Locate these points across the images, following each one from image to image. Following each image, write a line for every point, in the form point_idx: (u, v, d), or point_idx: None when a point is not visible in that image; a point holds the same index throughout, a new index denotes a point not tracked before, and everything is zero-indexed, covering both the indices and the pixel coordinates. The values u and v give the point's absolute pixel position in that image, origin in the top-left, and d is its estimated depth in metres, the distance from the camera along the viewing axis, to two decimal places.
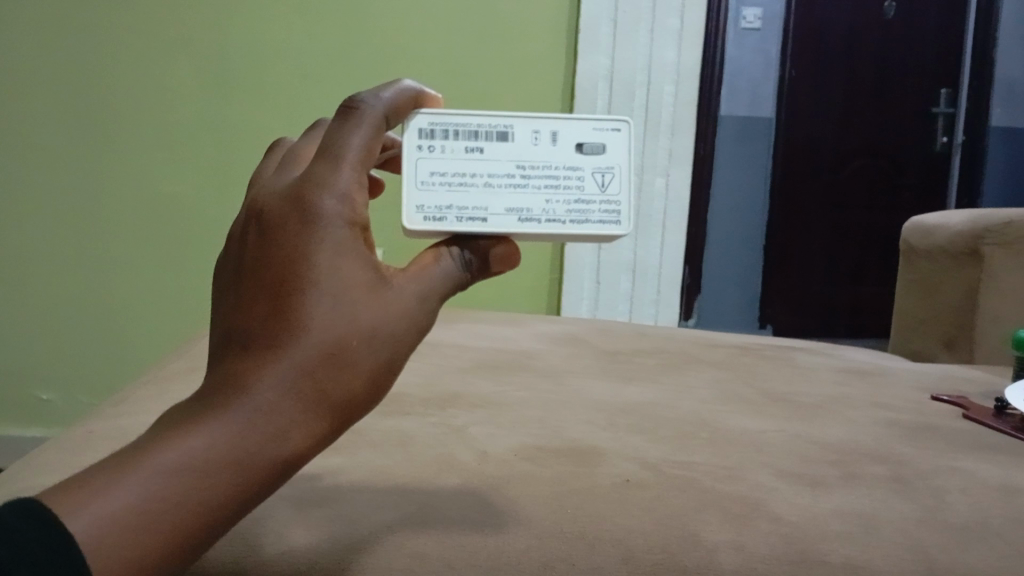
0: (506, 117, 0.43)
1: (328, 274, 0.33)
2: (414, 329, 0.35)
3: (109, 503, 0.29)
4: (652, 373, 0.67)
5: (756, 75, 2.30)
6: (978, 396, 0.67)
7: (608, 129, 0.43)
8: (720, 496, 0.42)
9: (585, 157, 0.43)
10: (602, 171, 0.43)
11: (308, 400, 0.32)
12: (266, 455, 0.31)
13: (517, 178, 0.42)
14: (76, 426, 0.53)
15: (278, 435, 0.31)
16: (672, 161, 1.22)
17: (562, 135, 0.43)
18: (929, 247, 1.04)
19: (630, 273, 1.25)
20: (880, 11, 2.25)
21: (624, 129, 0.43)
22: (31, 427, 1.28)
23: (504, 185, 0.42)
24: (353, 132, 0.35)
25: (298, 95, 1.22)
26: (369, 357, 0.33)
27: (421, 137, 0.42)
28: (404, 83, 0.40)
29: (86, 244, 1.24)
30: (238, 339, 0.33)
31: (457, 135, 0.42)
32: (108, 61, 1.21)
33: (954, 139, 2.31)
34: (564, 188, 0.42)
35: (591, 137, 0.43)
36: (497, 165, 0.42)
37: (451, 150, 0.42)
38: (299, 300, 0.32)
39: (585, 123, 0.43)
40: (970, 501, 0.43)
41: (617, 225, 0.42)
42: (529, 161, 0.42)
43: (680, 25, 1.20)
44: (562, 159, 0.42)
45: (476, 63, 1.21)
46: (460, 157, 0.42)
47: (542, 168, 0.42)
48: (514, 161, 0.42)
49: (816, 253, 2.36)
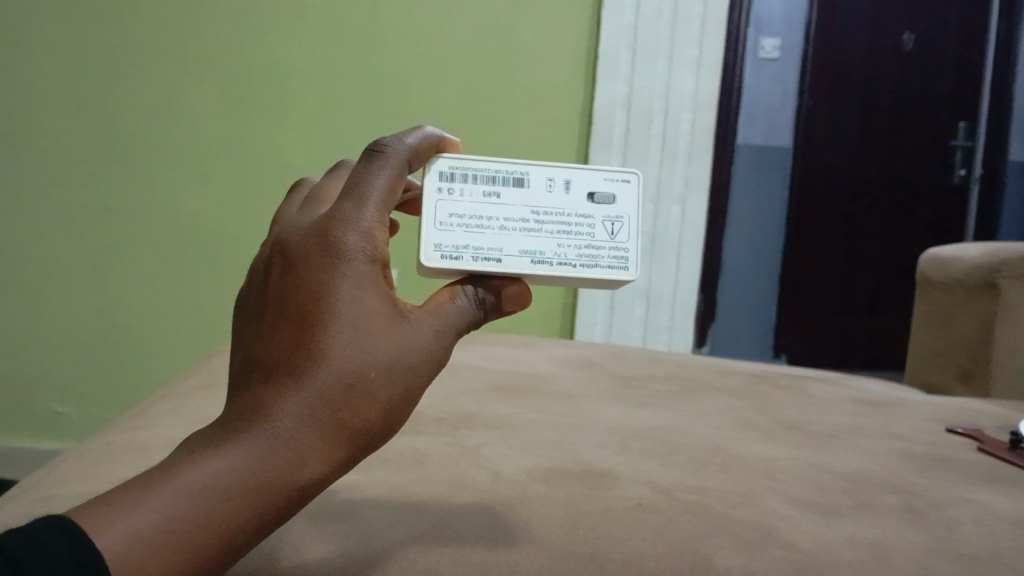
0: (522, 164, 0.43)
1: (350, 307, 0.33)
2: (431, 363, 0.36)
3: (133, 520, 0.29)
4: (665, 400, 0.67)
5: (773, 104, 2.33)
6: (992, 430, 0.66)
7: (618, 181, 0.44)
8: (732, 522, 0.43)
9: (596, 206, 0.43)
10: (612, 220, 0.43)
11: (327, 427, 0.32)
12: (286, 484, 0.32)
13: (530, 223, 0.43)
14: (94, 439, 0.53)
15: (299, 460, 0.32)
16: (687, 187, 1.23)
17: (575, 184, 0.44)
18: (943, 277, 1.04)
19: (644, 298, 1.25)
20: (898, 43, 2.25)
21: (633, 181, 0.44)
22: (47, 440, 1.29)
23: (518, 228, 0.42)
24: (381, 175, 0.36)
25: (319, 119, 1.24)
26: (387, 388, 0.34)
27: (441, 180, 0.43)
28: (426, 130, 0.41)
29: (103, 264, 1.26)
30: (261, 364, 0.33)
31: (475, 179, 0.43)
32: (133, 81, 1.23)
33: (972, 172, 2.31)
34: (575, 234, 0.43)
35: (602, 186, 0.44)
36: (512, 209, 0.43)
37: (469, 193, 0.43)
38: (322, 331, 0.33)
39: (596, 173, 0.44)
40: (982, 532, 0.43)
41: (624, 270, 0.43)
42: (543, 208, 0.43)
43: (698, 54, 1.21)
44: (574, 207, 0.43)
45: (496, 89, 1.23)
46: (478, 201, 0.43)
47: (555, 214, 0.43)
48: (529, 209, 0.43)
49: (834, 282, 2.35)
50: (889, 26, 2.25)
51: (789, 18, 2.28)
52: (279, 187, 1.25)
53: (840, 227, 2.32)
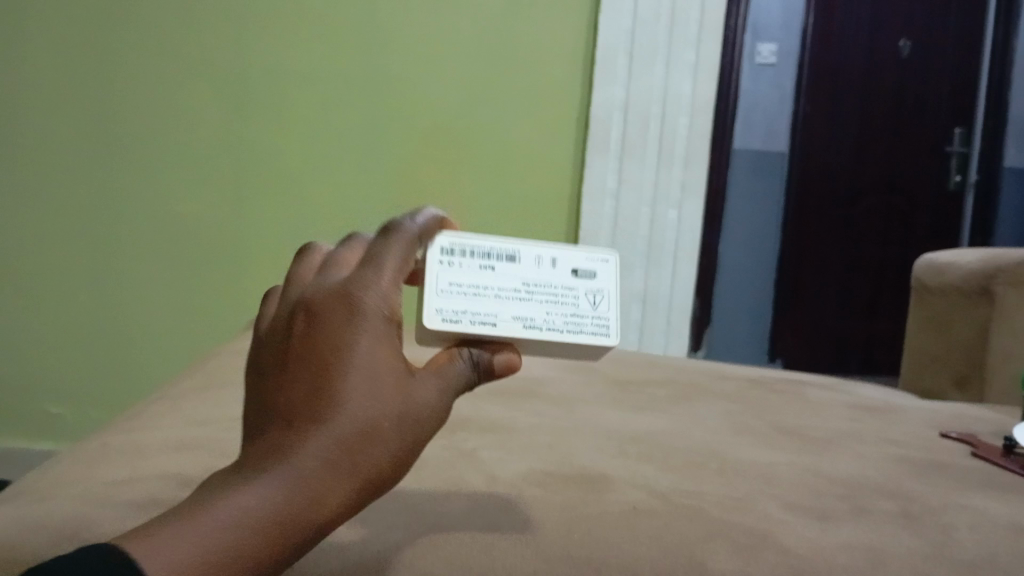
0: (514, 241, 0.42)
1: (364, 354, 0.33)
2: (445, 409, 0.35)
3: (151, 562, 0.29)
4: (661, 404, 0.67)
5: (770, 109, 2.33)
6: (987, 436, 0.67)
7: (598, 259, 0.43)
8: (727, 526, 0.43)
9: (580, 280, 0.42)
10: (594, 294, 0.42)
11: (341, 473, 0.32)
12: (300, 527, 0.31)
13: (521, 293, 0.41)
14: (90, 439, 0.53)
15: (313, 503, 0.32)
16: (684, 191, 1.23)
17: (561, 260, 0.42)
18: (940, 282, 1.04)
19: (641, 302, 1.25)
20: (895, 49, 2.26)
21: (613, 261, 0.43)
22: (41, 440, 1.29)
23: (510, 298, 0.40)
24: (394, 238, 0.36)
25: (316, 120, 1.23)
26: (399, 436, 0.33)
27: (441, 252, 0.40)
28: (427, 211, 0.40)
29: (99, 266, 1.26)
30: (275, 408, 0.33)
31: (472, 253, 0.41)
32: (131, 81, 1.23)
33: (967, 178, 2.31)
34: (562, 304, 0.41)
35: (584, 263, 0.42)
36: (504, 280, 0.41)
37: (465, 265, 0.41)
38: (337, 378, 0.32)
39: (577, 251, 0.43)
40: (977, 538, 0.44)
41: (607, 339, 0.41)
42: (534, 280, 0.41)
43: (696, 59, 1.21)
44: (561, 280, 0.42)
45: (492, 94, 1.23)
46: (474, 272, 0.40)
47: (544, 285, 0.41)
48: (522, 281, 0.41)
49: (830, 287, 2.35)
50: (885, 31, 2.25)
51: (788, 23, 2.29)
52: (277, 188, 1.24)
53: (836, 232, 2.33)
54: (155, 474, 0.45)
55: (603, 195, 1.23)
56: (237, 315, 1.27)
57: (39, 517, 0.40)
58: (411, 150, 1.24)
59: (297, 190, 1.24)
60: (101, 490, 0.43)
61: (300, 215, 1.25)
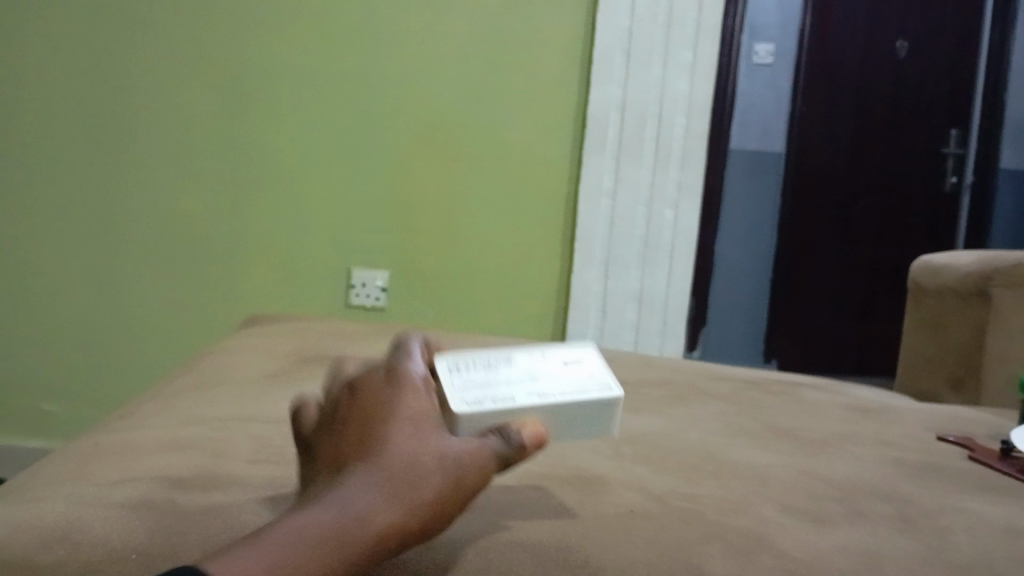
0: (500, 350, 0.39)
1: (403, 401, 0.34)
2: (493, 450, 0.33)
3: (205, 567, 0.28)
4: (658, 405, 0.66)
5: (767, 110, 2.32)
6: (984, 438, 0.66)
7: (579, 348, 0.40)
8: (724, 529, 0.42)
9: (573, 362, 0.39)
10: (590, 367, 0.39)
11: (378, 488, 0.31)
12: (334, 537, 0.30)
13: (525, 379, 0.37)
14: (81, 439, 0.53)
15: (350, 516, 0.30)
16: (680, 191, 1.23)
17: (549, 354, 0.39)
18: (936, 285, 1.04)
19: (636, 302, 1.25)
20: (892, 50, 2.26)
21: (591, 346, 0.41)
22: (33, 438, 1.28)
23: (519, 382, 0.37)
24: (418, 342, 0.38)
25: (311, 118, 1.23)
26: (438, 463, 0.32)
27: (440, 364, 0.37)
28: (407, 338, 0.38)
29: (94, 264, 1.25)
30: (324, 462, 0.33)
31: (468, 360, 0.38)
32: (125, 78, 1.22)
33: (964, 179, 2.31)
34: (567, 378, 0.38)
35: (568, 353, 0.40)
36: (508, 373, 0.37)
37: (468, 367, 0.37)
38: (379, 418, 0.33)
39: (557, 347, 0.40)
40: (975, 542, 0.43)
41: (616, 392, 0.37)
42: (536, 369, 0.38)
43: (693, 59, 1.21)
44: (557, 364, 0.38)
45: (487, 93, 1.22)
46: (479, 371, 0.37)
47: (545, 371, 0.38)
48: (527, 372, 0.38)
49: (825, 287, 2.35)
50: (881, 33, 2.26)
51: (785, 25, 2.28)
52: (272, 185, 1.24)
53: (831, 232, 2.33)
54: (147, 474, 0.44)
55: (600, 195, 1.23)
56: (232, 313, 1.26)
57: (30, 517, 0.40)
58: (407, 149, 1.23)
59: (293, 189, 1.24)
60: (93, 490, 0.42)
61: (296, 213, 1.24)
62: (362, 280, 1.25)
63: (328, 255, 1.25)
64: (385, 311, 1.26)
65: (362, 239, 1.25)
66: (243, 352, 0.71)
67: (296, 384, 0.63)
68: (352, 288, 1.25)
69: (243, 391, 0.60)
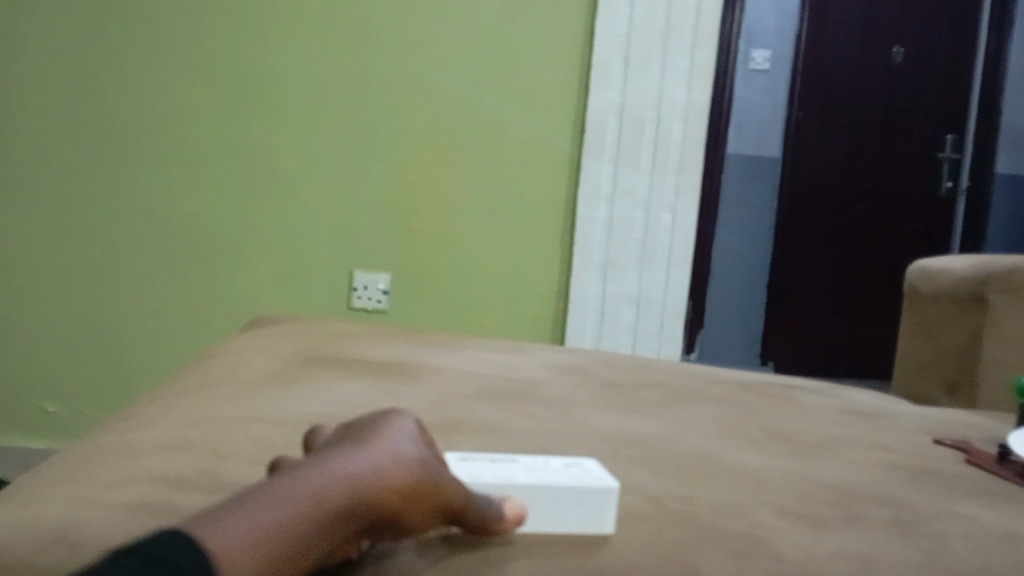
0: (511, 455, 0.46)
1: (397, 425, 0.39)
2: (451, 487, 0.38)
3: (217, 521, 0.30)
4: (655, 408, 0.67)
5: (763, 116, 2.33)
6: (979, 442, 0.67)
7: (581, 461, 0.47)
8: (722, 533, 0.43)
9: (571, 467, 0.45)
10: (587, 471, 0.44)
11: (369, 466, 0.35)
12: (325, 501, 0.33)
13: (524, 470, 0.43)
14: (83, 440, 0.53)
15: (340, 490, 0.33)
16: (678, 196, 1.24)
17: (553, 461, 0.46)
18: (932, 291, 1.04)
19: (634, 305, 1.26)
20: (889, 56, 2.27)
21: (591, 461, 0.47)
22: (34, 439, 1.28)
23: (518, 471, 0.43)
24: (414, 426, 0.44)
25: (310, 120, 1.23)
26: (412, 476, 0.36)
27: (456, 456, 0.44)
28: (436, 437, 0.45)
29: (93, 266, 1.25)
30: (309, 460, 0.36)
31: (481, 457, 0.45)
32: (124, 79, 1.22)
33: (959, 184, 2.32)
34: (562, 474, 0.43)
35: (571, 464, 0.46)
36: (513, 467, 0.44)
37: (478, 460, 0.44)
38: (370, 434, 0.38)
39: (563, 459, 0.47)
40: (971, 546, 0.44)
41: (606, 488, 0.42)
42: (536, 466, 0.44)
43: (690, 65, 1.21)
44: (556, 467, 0.45)
45: (487, 96, 1.23)
46: (486, 463, 0.44)
47: (544, 469, 0.44)
48: (528, 467, 0.44)
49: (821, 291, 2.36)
50: (877, 39, 2.27)
51: (781, 31, 2.30)
52: (270, 186, 1.24)
53: (828, 236, 2.33)
54: (148, 475, 0.45)
55: (598, 200, 1.23)
56: (232, 315, 1.27)
57: (29, 520, 0.40)
58: (407, 152, 1.24)
59: (293, 191, 1.24)
60: (93, 493, 0.43)
61: (296, 216, 1.25)
62: (362, 282, 1.26)
63: (328, 258, 1.26)
64: (384, 313, 1.27)
65: (362, 243, 1.25)
66: (243, 354, 0.72)
67: (297, 386, 0.63)
68: (353, 291, 1.26)
69: (244, 393, 0.61)
